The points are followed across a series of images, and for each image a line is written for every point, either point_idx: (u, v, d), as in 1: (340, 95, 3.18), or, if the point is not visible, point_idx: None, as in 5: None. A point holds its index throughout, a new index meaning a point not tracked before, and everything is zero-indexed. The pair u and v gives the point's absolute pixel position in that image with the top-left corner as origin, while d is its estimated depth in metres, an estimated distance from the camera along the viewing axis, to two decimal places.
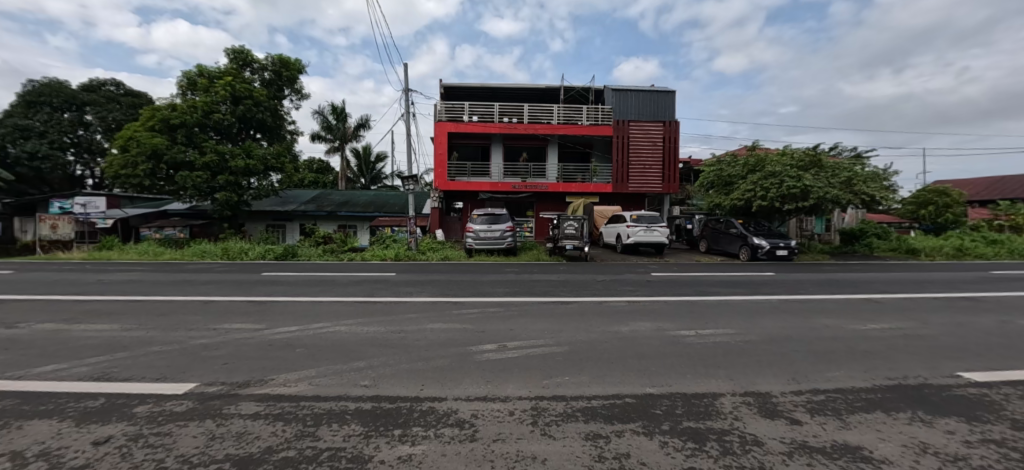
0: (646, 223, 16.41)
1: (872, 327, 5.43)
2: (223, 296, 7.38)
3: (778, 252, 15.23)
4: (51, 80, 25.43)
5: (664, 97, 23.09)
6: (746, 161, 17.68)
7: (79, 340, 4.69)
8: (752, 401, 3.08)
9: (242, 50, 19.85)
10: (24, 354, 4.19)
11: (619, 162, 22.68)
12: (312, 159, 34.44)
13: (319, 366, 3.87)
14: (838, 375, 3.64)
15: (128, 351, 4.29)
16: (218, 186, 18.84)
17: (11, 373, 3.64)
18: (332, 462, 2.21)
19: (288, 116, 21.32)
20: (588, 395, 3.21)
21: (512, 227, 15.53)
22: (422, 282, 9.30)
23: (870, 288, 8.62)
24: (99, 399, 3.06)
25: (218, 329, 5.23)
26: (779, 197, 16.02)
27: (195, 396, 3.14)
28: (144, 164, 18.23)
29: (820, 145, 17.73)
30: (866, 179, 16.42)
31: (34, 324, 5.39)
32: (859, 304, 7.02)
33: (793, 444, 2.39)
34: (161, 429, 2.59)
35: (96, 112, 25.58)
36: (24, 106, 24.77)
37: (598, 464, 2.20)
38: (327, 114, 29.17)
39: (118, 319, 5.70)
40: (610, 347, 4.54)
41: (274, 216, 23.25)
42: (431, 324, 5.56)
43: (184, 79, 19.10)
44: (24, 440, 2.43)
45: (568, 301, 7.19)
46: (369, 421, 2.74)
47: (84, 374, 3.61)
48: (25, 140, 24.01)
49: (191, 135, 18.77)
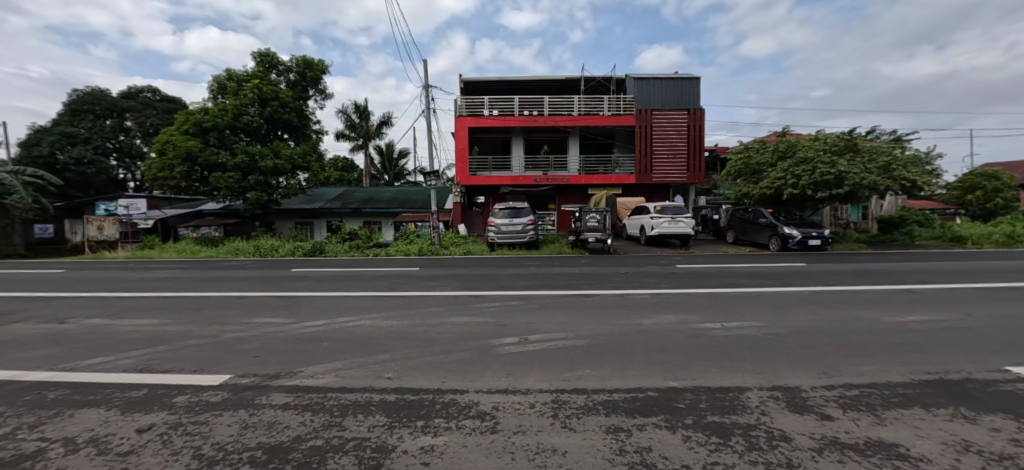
0: (671, 214, 16.07)
1: (910, 319, 5.18)
2: (255, 292, 7.66)
3: (811, 242, 14.70)
4: (94, 88, 26.93)
5: (689, 84, 22.44)
6: (775, 148, 16.99)
7: (124, 334, 5.00)
8: (780, 395, 2.99)
9: (268, 53, 20.34)
10: (74, 347, 4.50)
11: (642, 152, 22.27)
12: (337, 157, 35.40)
13: (344, 359, 3.99)
14: (873, 370, 3.47)
15: (168, 345, 4.54)
16: (249, 185, 19.61)
17: (63, 365, 3.91)
18: (358, 451, 2.27)
19: (313, 115, 21.78)
20: (609, 389, 3.19)
21: (534, 220, 15.54)
22: (444, 276, 9.40)
23: (910, 279, 8.15)
24: (142, 389, 3.25)
25: (250, 323, 5.46)
26: (811, 184, 15.36)
27: (230, 387, 3.29)
28: (180, 167, 18.96)
29: (855, 130, 16.99)
30: (906, 163, 15.69)
31: (83, 319, 5.77)
32: (897, 295, 6.65)
33: (824, 440, 2.31)
34: (199, 418, 2.73)
35: (135, 118, 26.93)
36: (69, 114, 26.11)
37: (620, 458, 2.19)
38: (350, 112, 29.62)
39: (160, 314, 6.05)
40: (631, 340, 4.50)
41: (303, 214, 24.00)
42: (452, 317, 5.64)
43: (215, 83, 19.79)
44: (76, 426, 2.62)
45: (589, 294, 7.13)
46: (393, 412, 2.81)
47: (128, 366, 3.84)
48: (71, 147, 25.34)
49: (222, 138, 19.41)
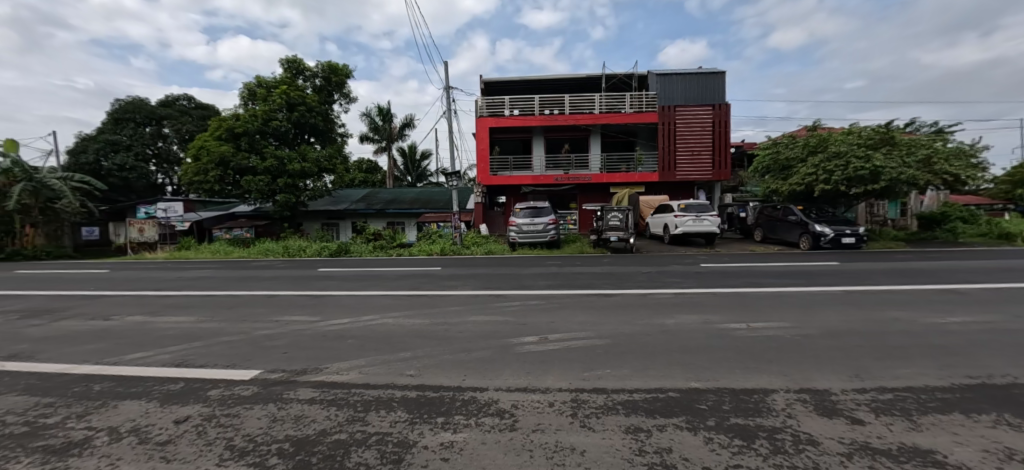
0: (695, 212, 15.69)
1: (952, 320, 4.90)
2: (284, 291, 7.94)
3: (844, 240, 14.11)
4: (134, 98, 28.40)
5: (714, 79, 21.89)
6: (805, 142, 16.39)
7: (163, 330, 5.28)
8: (808, 398, 2.90)
9: (295, 59, 20.98)
10: (118, 342, 4.78)
11: (665, 149, 21.86)
12: (362, 160, 36.21)
13: (367, 356, 4.09)
14: (909, 374, 3.31)
15: (203, 341, 4.76)
16: (278, 188, 20.30)
17: (108, 359, 4.16)
18: (381, 446, 2.33)
19: (338, 119, 22.33)
20: (629, 389, 3.16)
21: (555, 219, 15.50)
22: (465, 276, 9.49)
23: (953, 279, 7.71)
24: (179, 383, 3.43)
25: (279, 321, 5.66)
26: (844, 180, 14.73)
27: (260, 382, 3.42)
28: (214, 171, 19.75)
29: (892, 123, 16.21)
30: (949, 156, 14.88)
31: (125, 317, 6.12)
32: (938, 295, 6.32)
33: (853, 445, 2.23)
34: (231, 410, 2.86)
35: (172, 125, 28.31)
36: (112, 122, 27.62)
37: (639, 458, 2.17)
38: (374, 115, 30.20)
39: (195, 311, 6.34)
40: (653, 339, 4.44)
41: (329, 215, 24.65)
42: (473, 317, 5.69)
43: (245, 90, 20.55)
44: (119, 417, 2.78)
45: (610, 294, 7.06)
46: (414, 409, 2.86)
47: (167, 360, 4.05)
48: (114, 154, 26.81)
49: (253, 143, 20.13)
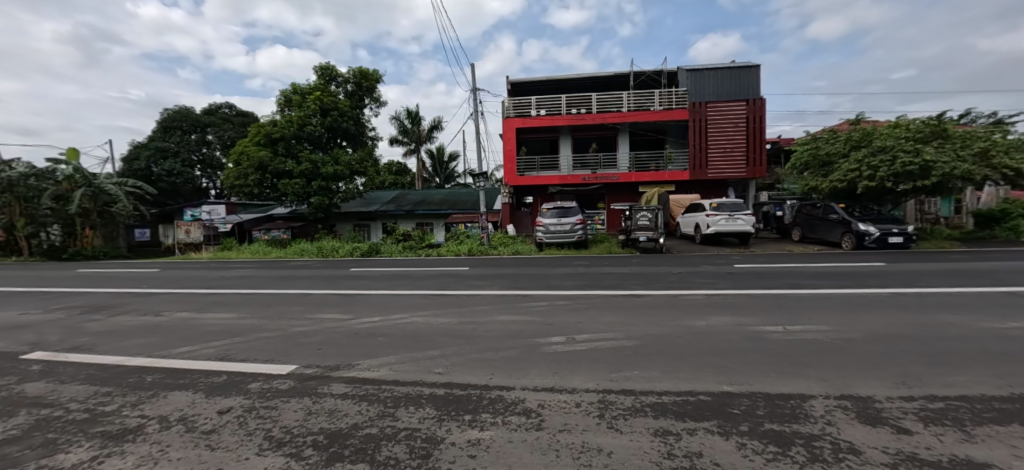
0: (728, 211, 15.19)
1: (1013, 325, 4.54)
2: (318, 290, 8.25)
3: (891, 239, 13.31)
4: (181, 107, 30.17)
5: (747, 73, 21.13)
6: (847, 137, 15.57)
7: (208, 326, 5.60)
8: (849, 404, 2.76)
9: (328, 66, 21.73)
10: (168, 337, 5.11)
11: (696, 146, 21.27)
12: (391, 162, 37.09)
13: (397, 353, 4.20)
14: (962, 382, 3.10)
15: (244, 336, 5.02)
16: (313, 190, 21.10)
17: (160, 352, 4.46)
18: (410, 441, 2.39)
19: (369, 123, 22.97)
20: (658, 391, 3.11)
21: (583, 219, 15.38)
22: (493, 276, 9.55)
23: (1016, 280, 7.14)
24: (222, 376, 3.63)
25: (314, 318, 5.90)
26: (890, 176, 13.86)
27: (296, 376, 3.58)
28: (254, 175, 20.67)
29: (944, 114, 15.18)
30: (1010, 149, 13.80)
31: (174, 313, 6.53)
32: (998, 298, 5.87)
33: (899, 455, 2.11)
34: (269, 403, 3.01)
35: (215, 132, 29.92)
36: (161, 131, 29.45)
37: (667, 461, 2.14)
38: (403, 118, 30.86)
39: (237, 309, 6.69)
40: (683, 341, 4.34)
41: (360, 216, 25.38)
42: (500, 316, 5.73)
43: (282, 97, 21.44)
44: (168, 406, 2.98)
45: (638, 294, 6.96)
46: (441, 406, 2.92)
47: (211, 354, 4.30)
48: (164, 160, 28.59)
49: (289, 147, 20.98)
